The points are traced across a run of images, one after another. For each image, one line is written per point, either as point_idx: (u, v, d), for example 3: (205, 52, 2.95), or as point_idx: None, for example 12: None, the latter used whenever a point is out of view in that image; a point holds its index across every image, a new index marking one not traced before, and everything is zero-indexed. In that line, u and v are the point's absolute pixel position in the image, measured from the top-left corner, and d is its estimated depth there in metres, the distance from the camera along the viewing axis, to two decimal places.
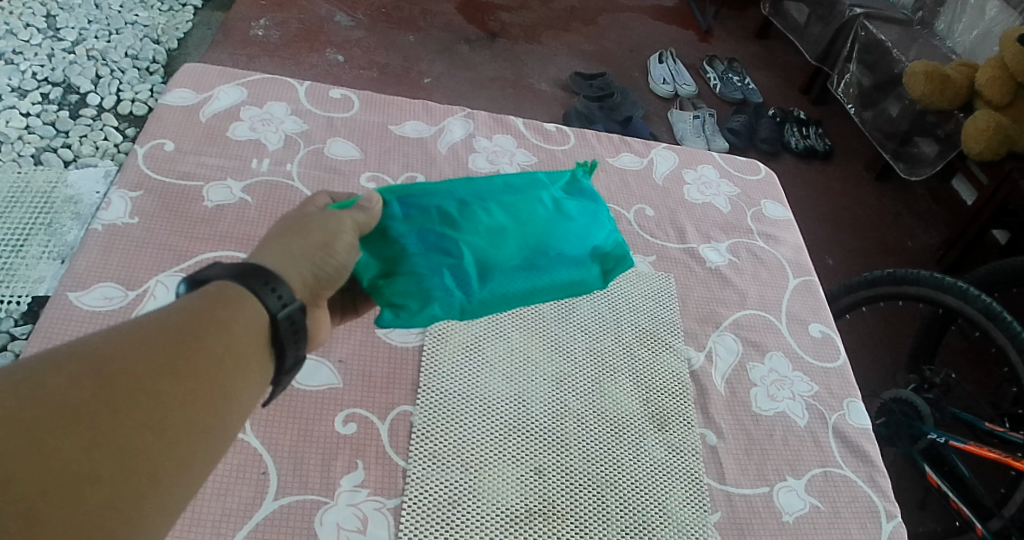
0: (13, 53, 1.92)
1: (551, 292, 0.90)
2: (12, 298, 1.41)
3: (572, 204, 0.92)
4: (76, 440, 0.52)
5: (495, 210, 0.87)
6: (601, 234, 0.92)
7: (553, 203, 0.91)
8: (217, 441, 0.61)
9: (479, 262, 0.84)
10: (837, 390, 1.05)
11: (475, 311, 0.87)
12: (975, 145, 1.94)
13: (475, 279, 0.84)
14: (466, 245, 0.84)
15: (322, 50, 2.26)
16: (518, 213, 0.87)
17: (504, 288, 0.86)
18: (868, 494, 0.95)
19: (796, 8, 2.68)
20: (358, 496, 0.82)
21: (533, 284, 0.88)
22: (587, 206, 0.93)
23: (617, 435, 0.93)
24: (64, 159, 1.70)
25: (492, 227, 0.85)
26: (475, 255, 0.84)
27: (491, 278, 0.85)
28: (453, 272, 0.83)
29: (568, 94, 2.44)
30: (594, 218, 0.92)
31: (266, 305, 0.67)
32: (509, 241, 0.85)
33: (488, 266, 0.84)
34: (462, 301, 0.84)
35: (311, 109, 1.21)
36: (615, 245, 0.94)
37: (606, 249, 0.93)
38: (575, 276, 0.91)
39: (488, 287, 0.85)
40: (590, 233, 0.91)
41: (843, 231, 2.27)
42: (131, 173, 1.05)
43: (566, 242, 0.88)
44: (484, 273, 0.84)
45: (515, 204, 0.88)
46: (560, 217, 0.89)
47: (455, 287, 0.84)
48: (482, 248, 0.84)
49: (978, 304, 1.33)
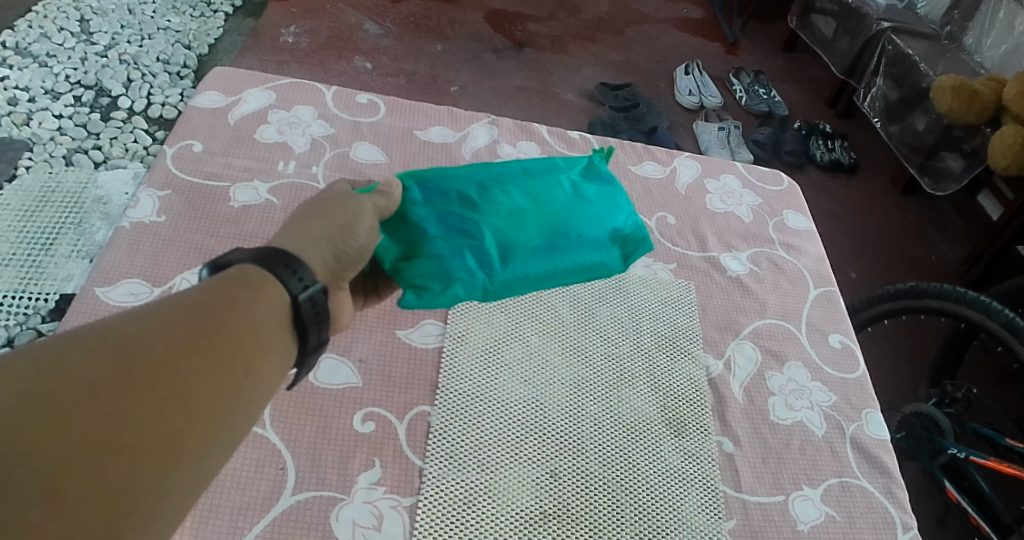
0: (46, 56, 1.97)
1: (572, 274, 0.90)
2: (41, 296, 1.44)
3: (590, 188, 0.93)
4: (95, 415, 0.54)
5: (514, 193, 0.89)
6: (620, 216, 0.93)
7: (572, 186, 0.92)
8: (239, 418, 0.63)
9: (501, 243, 0.85)
10: (856, 401, 1.04)
11: (498, 293, 0.87)
12: (1001, 159, 1.92)
13: (496, 259, 0.85)
14: (487, 227, 0.85)
15: (351, 58, 2.30)
16: (537, 197, 0.89)
17: (526, 269, 0.87)
18: (885, 505, 0.94)
19: (823, 21, 2.67)
20: (374, 494, 0.83)
21: (554, 266, 0.88)
22: (605, 190, 0.94)
23: (632, 440, 0.93)
24: (95, 161, 1.74)
25: (512, 209, 0.87)
26: (496, 237, 0.85)
27: (512, 260, 0.86)
28: (475, 253, 0.84)
29: (593, 104, 2.45)
30: (612, 201, 0.93)
31: (288, 288, 0.69)
32: (530, 222, 0.87)
33: (510, 247, 0.86)
34: (484, 282, 0.85)
35: (337, 113, 1.23)
36: (634, 228, 0.94)
37: (625, 231, 0.93)
38: (597, 258, 0.91)
39: (509, 269, 0.86)
40: (608, 215, 0.92)
41: (867, 244, 2.25)
42: (160, 173, 1.07)
43: (586, 224, 0.90)
44: (506, 254, 0.85)
45: (533, 187, 0.90)
46: (579, 199, 0.91)
47: (477, 268, 0.84)
48: (503, 230, 0.85)
49: (1000, 318, 1.32)
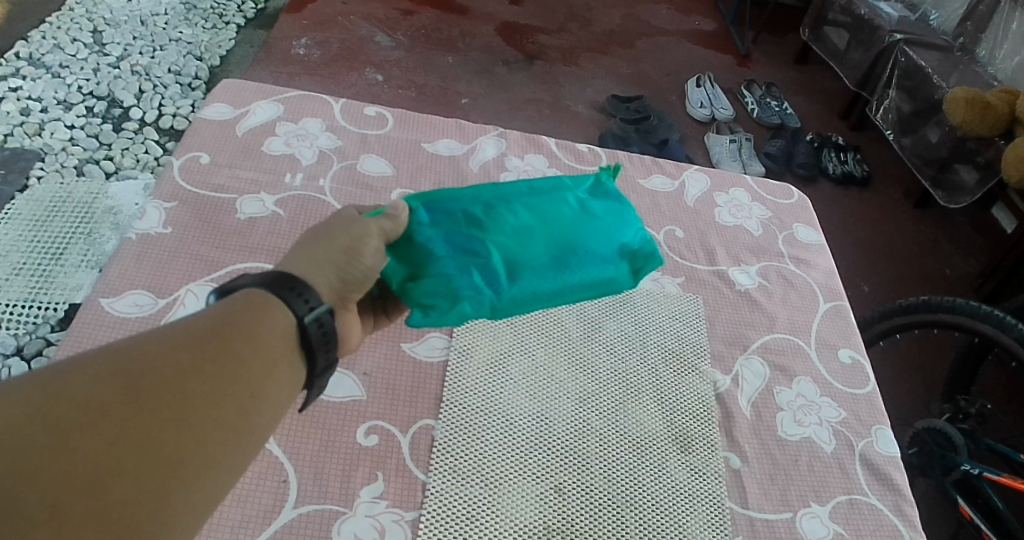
0: (59, 67, 2.00)
1: (580, 291, 0.89)
2: (50, 305, 1.45)
3: (597, 204, 0.93)
4: (99, 434, 0.54)
5: (520, 211, 0.89)
6: (628, 232, 0.92)
7: (578, 203, 0.92)
8: (248, 440, 0.62)
9: (507, 261, 0.85)
10: (866, 417, 1.03)
11: (506, 312, 0.86)
12: (1014, 172, 1.89)
13: (503, 277, 0.84)
14: (494, 245, 0.85)
15: (362, 70, 2.31)
16: (544, 214, 0.89)
17: (535, 286, 0.86)
18: (895, 522, 0.93)
19: (835, 33, 2.66)
20: (377, 507, 0.83)
21: (563, 282, 0.87)
22: (613, 206, 0.94)
23: (640, 456, 0.92)
24: (106, 171, 1.76)
25: (518, 227, 0.87)
26: (503, 255, 0.85)
27: (520, 277, 0.85)
28: (482, 271, 0.84)
29: (604, 116, 2.45)
30: (620, 217, 0.93)
31: (294, 311, 0.68)
32: (536, 240, 0.87)
33: (517, 265, 0.85)
34: (491, 299, 0.84)
35: (345, 126, 1.23)
36: (642, 243, 0.93)
37: (633, 247, 0.92)
38: (606, 274, 0.90)
39: (517, 286, 0.85)
40: (616, 231, 0.91)
41: (879, 257, 2.23)
42: (166, 185, 1.08)
43: (594, 240, 0.89)
44: (513, 272, 0.85)
45: (539, 205, 0.90)
46: (586, 215, 0.91)
47: (484, 286, 0.83)
48: (510, 248, 0.85)
49: (1014, 333, 1.30)
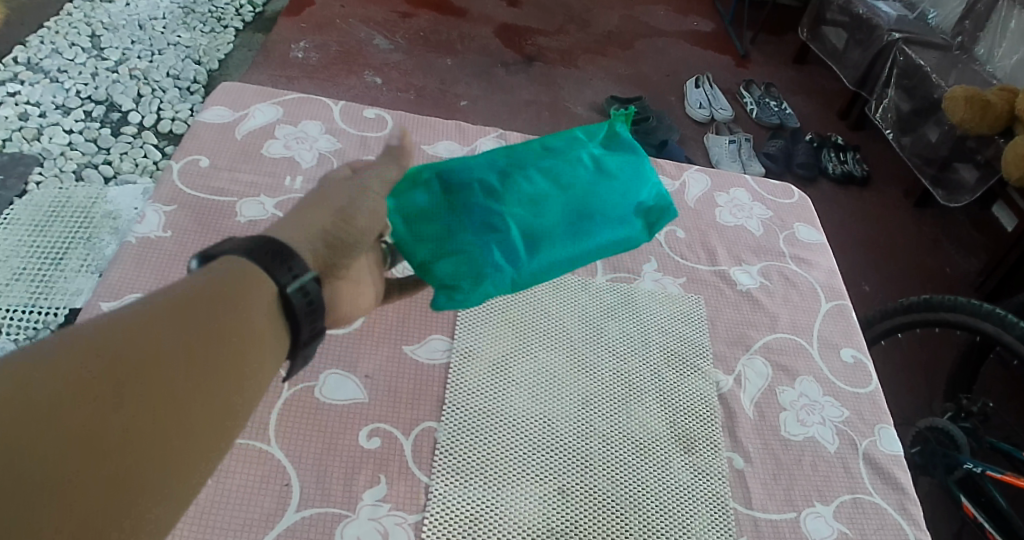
0: (58, 71, 2.00)
1: (599, 253, 0.94)
2: (51, 310, 1.43)
3: (612, 160, 0.96)
4: (88, 410, 0.52)
5: (536, 178, 0.89)
6: (643, 190, 0.96)
7: (593, 161, 0.95)
8: (234, 415, 0.62)
9: (527, 232, 0.87)
10: (869, 416, 1.03)
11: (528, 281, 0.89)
12: (1015, 169, 1.89)
13: (524, 252, 0.86)
14: (513, 218, 0.86)
15: (360, 73, 2.31)
16: (559, 178, 0.91)
17: (556, 255, 0.90)
18: (899, 521, 0.92)
19: (834, 33, 2.67)
20: (379, 510, 0.82)
21: (581, 249, 0.92)
22: (626, 161, 0.97)
23: (642, 457, 0.92)
24: (105, 175, 1.76)
25: (535, 194, 0.88)
26: (523, 226, 0.86)
27: (541, 249, 0.88)
28: (502, 246, 0.84)
29: (602, 118, 2.45)
30: (634, 172, 0.97)
31: (277, 280, 0.67)
32: (554, 206, 0.89)
33: (537, 234, 0.87)
34: (514, 274, 0.86)
35: (345, 128, 1.23)
36: (656, 198, 0.98)
37: (649, 203, 0.97)
38: (621, 233, 0.95)
39: (539, 257, 0.88)
40: (633, 190, 0.95)
41: (880, 256, 2.22)
42: (166, 188, 1.07)
43: (610, 203, 0.93)
44: (534, 245, 0.87)
45: (554, 168, 0.91)
46: (602, 176, 0.94)
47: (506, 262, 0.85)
48: (529, 219, 0.87)
49: (1015, 331, 1.29)
